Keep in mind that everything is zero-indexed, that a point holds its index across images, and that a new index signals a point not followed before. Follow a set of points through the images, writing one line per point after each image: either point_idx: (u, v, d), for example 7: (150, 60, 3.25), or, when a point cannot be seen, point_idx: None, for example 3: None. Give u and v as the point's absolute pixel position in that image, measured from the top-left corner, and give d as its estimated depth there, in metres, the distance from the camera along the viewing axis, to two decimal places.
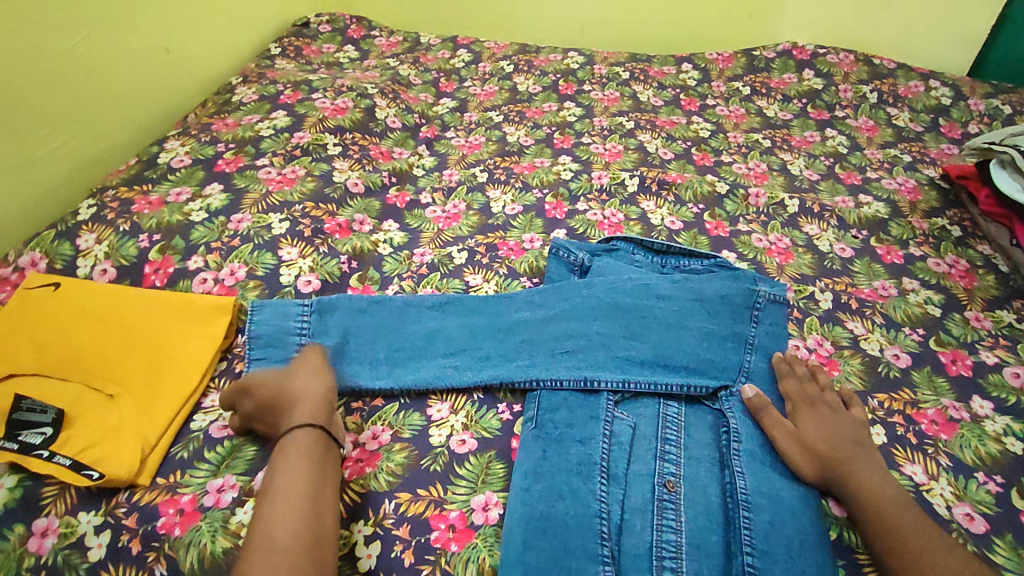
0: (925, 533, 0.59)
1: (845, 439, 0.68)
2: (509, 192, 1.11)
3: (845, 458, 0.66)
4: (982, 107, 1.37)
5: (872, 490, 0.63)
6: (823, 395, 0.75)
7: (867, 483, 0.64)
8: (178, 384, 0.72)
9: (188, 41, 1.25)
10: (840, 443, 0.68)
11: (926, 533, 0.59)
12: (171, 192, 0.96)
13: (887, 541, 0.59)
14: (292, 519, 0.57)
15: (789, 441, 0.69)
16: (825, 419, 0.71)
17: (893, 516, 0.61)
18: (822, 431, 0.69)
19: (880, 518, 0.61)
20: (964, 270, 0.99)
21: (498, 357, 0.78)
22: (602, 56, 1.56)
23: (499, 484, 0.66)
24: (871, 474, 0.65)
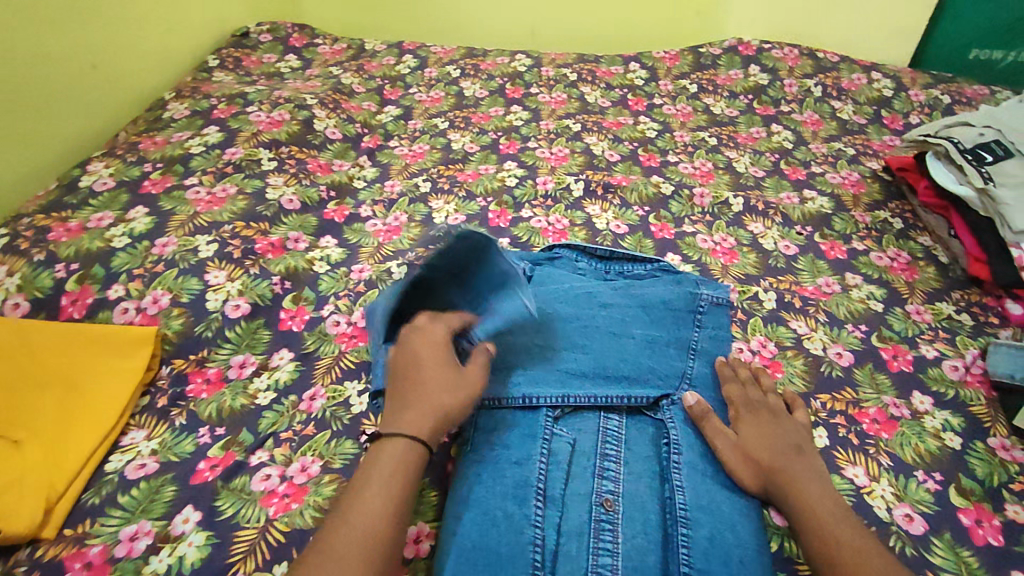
0: (860, 540, 0.58)
1: (785, 447, 0.67)
2: (453, 202, 1.09)
3: (782, 464, 0.65)
4: (922, 97, 1.39)
5: (808, 496, 0.62)
6: (763, 396, 0.73)
7: (803, 489, 0.63)
8: (92, 425, 0.69)
9: (118, 56, 1.20)
10: (778, 447, 0.67)
11: (863, 541, 0.58)
12: (92, 218, 0.91)
13: (821, 547, 0.58)
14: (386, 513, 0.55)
15: (725, 445, 0.68)
16: (766, 420, 0.70)
17: (828, 523, 0.60)
18: (763, 438, 0.68)
19: (815, 525, 0.60)
20: (906, 263, 0.99)
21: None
22: (549, 58, 1.55)
23: (431, 514, 0.66)
24: (807, 479, 0.64)
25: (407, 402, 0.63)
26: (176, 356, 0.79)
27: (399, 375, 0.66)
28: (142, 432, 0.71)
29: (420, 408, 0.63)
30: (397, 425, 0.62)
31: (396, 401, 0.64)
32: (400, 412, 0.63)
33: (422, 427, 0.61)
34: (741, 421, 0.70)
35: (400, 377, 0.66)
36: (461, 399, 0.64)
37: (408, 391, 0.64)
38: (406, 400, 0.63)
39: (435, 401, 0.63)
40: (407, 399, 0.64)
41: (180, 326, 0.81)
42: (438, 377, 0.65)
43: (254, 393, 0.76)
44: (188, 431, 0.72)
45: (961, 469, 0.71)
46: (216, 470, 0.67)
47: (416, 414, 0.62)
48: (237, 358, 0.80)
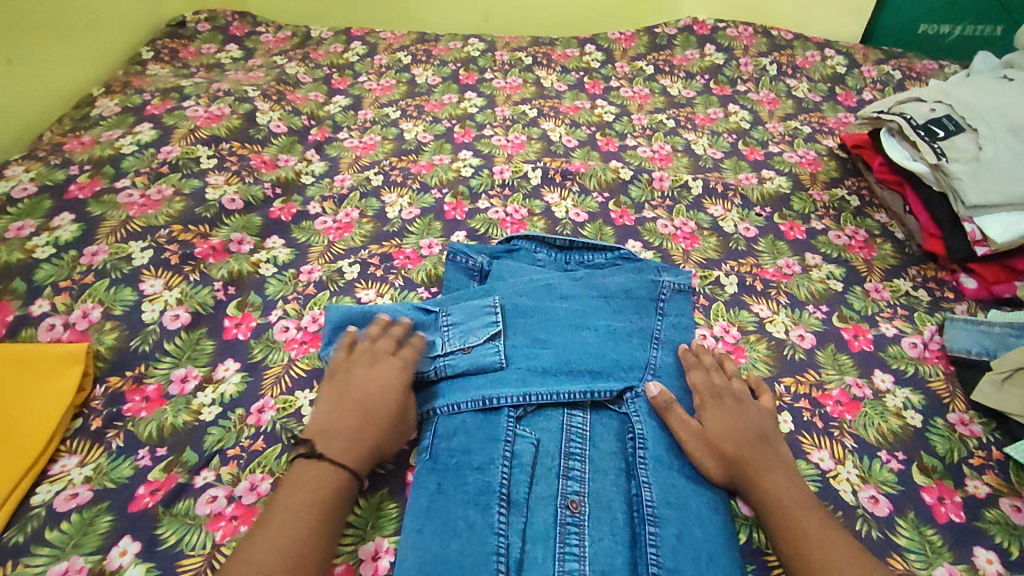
0: (824, 527, 0.57)
1: (752, 436, 0.66)
2: (406, 195, 1.05)
3: (748, 451, 0.64)
4: (874, 74, 1.39)
5: (774, 484, 0.62)
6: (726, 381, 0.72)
7: (767, 476, 0.62)
8: (16, 455, 0.63)
9: (37, 48, 1.11)
10: (743, 433, 0.66)
11: (826, 528, 0.58)
12: (11, 227, 0.84)
13: (787, 536, 0.58)
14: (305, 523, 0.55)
15: (690, 433, 0.66)
16: (729, 406, 0.69)
17: (792, 510, 0.59)
18: (730, 427, 0.67)
19: (782, 514, 0.59)
20: (863, 241, 1.00)
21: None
22: (503, 42, 1.50)
23: (390, 528, 0.62)
24: (772, 466, 0.63)
25: (350, 431, 0.63)
26: (111, 373, 0.74)
27: (351, 396, 0.66)
28: (74, 458, 0.66)
29: (362, 439, 0.63)
30: (332, 448, 0.61)
31: (336, 424, 0.63)
32: (338, 435, 0.62)
33: (354, 460, 0.61)
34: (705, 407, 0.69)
35: (351, 399, 0.66)
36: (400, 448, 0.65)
37: (353, 416, 0.64)
38: (350, 427, 0.63)
39: (378, 443, 0.63)
40: (351, 431, 0.63)
41: (113, 341, 0.75)
42: (391, 419, 0.65)
43: (197, 409, 0.71)
44: (125, 454, 0.67)
45: (923, 447, 0.71)
46: (157, 495, 0.63)
47: (354, 446, 0.62)
48: (178, 371, 0.75)
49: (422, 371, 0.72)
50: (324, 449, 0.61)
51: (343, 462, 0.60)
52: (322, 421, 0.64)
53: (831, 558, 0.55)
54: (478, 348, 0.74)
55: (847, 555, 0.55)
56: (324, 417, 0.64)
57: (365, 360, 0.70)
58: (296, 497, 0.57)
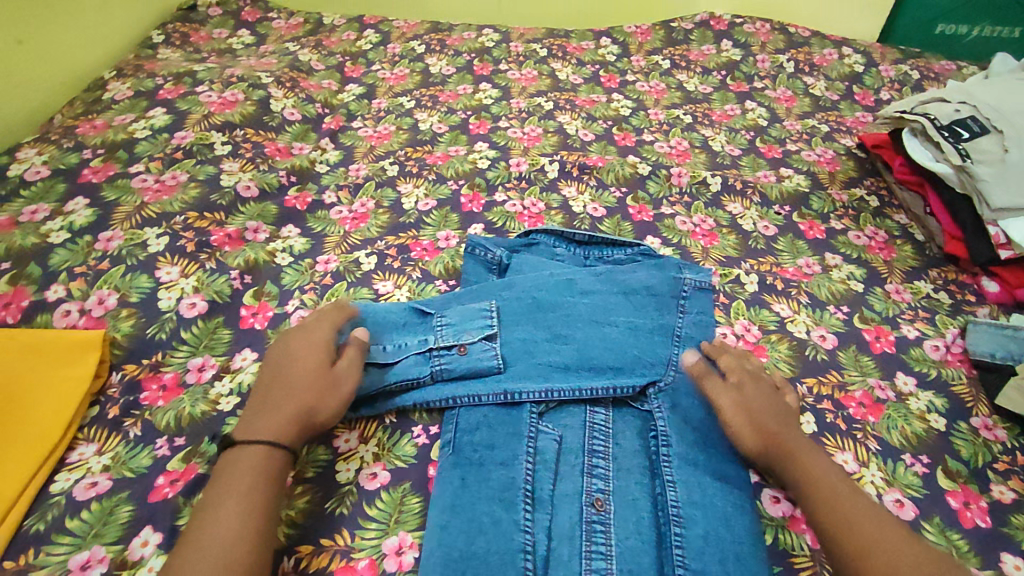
0: (871, 513, 0.57)
1: (782, 415, 0.66)
2: (422, 185, 1.03)
3: (791, 439, 0.64)
4: (892, 73, 1.38)
5: (819, 471, 0.61)
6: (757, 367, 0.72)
7: (811, 463, 0.61)
8: (33, 443, 0.62)
9: (47, 28, 1.09)
10: (784, 421, 0.65)
11: (874, 513, 0.57)
12: (25, 211, 0.83)
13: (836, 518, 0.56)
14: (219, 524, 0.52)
15: (737, 419, 0.65)
16: (766, 390, 0.69)
17: (839, 495, 0.58)
18: (764, 405, 0.66)
19: (830, 497, 0.58)
20: (883, 242, 0.99)
21: (391, 373, 0.71)
22: (518, 33, 1.49)
23: (413, 523, 0.61)
24: (814, 454, 0.63)
25: (273, 405, 0.62)
26: (127, 361, 0.73)
27: (271, 375, 0.65)
28: (92, 447, 0.66)
29: (286, 405, 0.61)
30: (254, 427, 0.60)
31: (264, 403, 0.62)
32: (265, 413, 0.61)
33: (276, 432, 0.59)
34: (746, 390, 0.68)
35: (272, 376, 0.64)
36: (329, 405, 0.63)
37: (276, 390, 0.63)
38: (272, 402, 0.62)
39: (301, 407, 0.61)
40: (276, 405, 0.61)
41: (130, 328, 0.74)
42: (314, 381, 0.63)
43: (215, 398, 0.70)
44: (143, 443, 0.66)
45: (947, 451, 0.71)
46: (176, 485, 0.62)
47: (275, 416, 0.60)
48: (195, 360, 0.74)
49: (417, 376, 0.71)
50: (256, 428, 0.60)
51: (259, 438, 0.59)
52: (248, 406, 0.63)
53: (886, 542, 0.54)
54: (473, 348, 0.73)
55: (901, 540, 0.54)
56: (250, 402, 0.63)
57: (283, 337, 0.69)
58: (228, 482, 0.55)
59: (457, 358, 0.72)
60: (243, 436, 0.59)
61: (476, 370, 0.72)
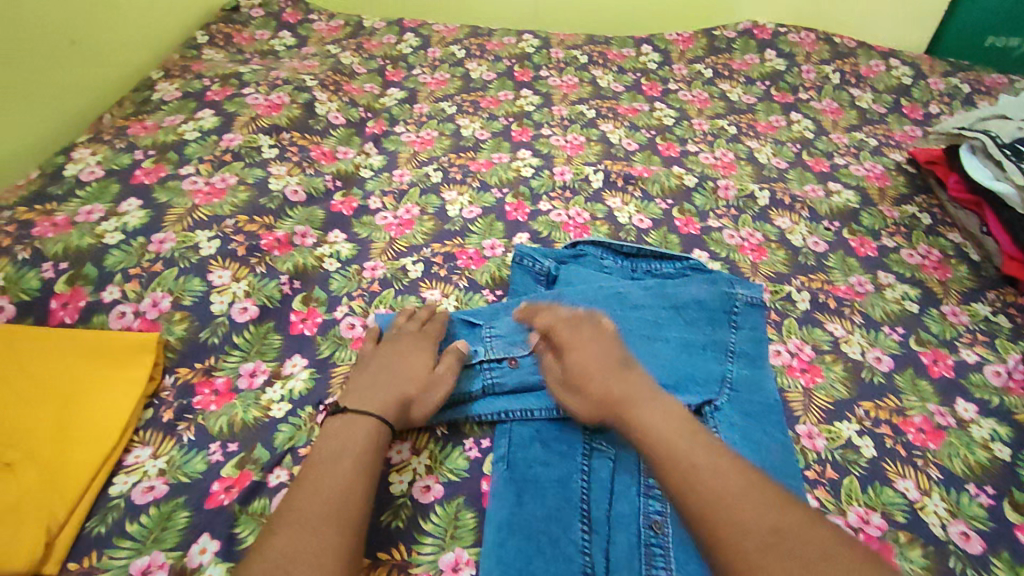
0: (698, 466, 0.53)
1: (611, 374, 0.63)
2: (466, 193, 1.03)
3: (614, 397, 0.61)
4: (941, 86, 1.35)
5: (645, 428, 0.57)
6: (570, 327, 0.69)
7: (640, 420, 0.58)
8: (93, 443, 0.63)
9: (99, 29, 1.09)
10: (607, 379, 0.62)
11: (704, 463, 0.53)
12: (80, 211, 0.83)
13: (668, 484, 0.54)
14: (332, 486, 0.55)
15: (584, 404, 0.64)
16: (592, 348, 0.66)
17: (662, 454, 0.55)
18: (587, 371, 0.64)
19: (657, 459, 0.55)
20: (937, 261, 0.97)
21: None
22: (558, 39, 1.48)
23: (469, 539, 0.61)
24: (639, 408, 0.59)
25: (378, 391, 0.66)
26: (180, 364, 0.73)
27: (378, 367, 0.69)
28: (147, 449, 0.66)
29: (391, 395, 0.65)
30: (361, 400, 0.64)
31: (367, 388, 0.66)
32: (370, 395, 0.65)
33: (381, 409, 0.63)
34: (571, 361, 0.66)
35: (379, 368, 0.69)
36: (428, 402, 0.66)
37: (382, 381, 0.67)
38: (379, 385, 0.66)
39: (404, 395, 0.66)
40: (382, 392, 0.65)
41: (183, 331, 0.75)
42: (418, 381, 0.67)
43: (267, 404, 0.70)
44: (197, 448, 0.66)
45: (1013, 482, 0.69)
46: (232, 492, 0.62)
47: (381, 395, 0.65)
48: (247, 365, 0.74)
49: (469, 390, 0.71)
50: (360, 406, 0.64)
51: (368, 413, 0.63)
52: (354, 384, 0.68)
53: (719, 496, 0.50)
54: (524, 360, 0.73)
55: (738, 490, 0.50)
56: (355, 381, 0.68)
57: (389, 338, 0.73)
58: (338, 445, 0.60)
59: (508, 372, 0.72)
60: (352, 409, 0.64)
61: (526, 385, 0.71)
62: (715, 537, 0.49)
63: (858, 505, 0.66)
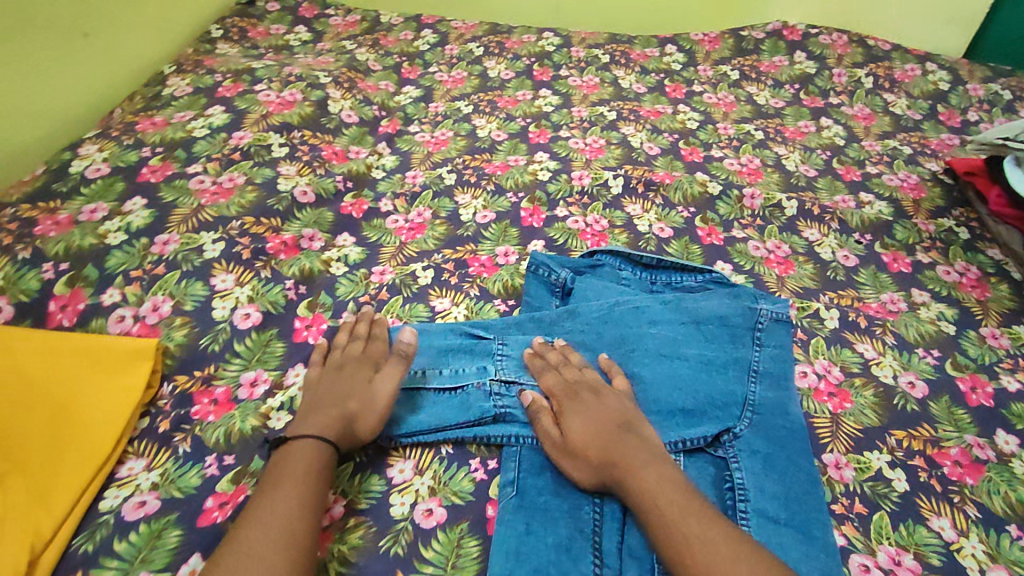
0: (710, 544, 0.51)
1: (609, 429, 0.61)
2: (481, 196, 0.99)
3: (618, 459, 0.58)
4: (981, 92, 1.29)
5: (654, 498, 0.55)
6: (568, 381, 0.67)
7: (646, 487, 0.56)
8: (83, 456, 0.60)
9: (110, 22, 1.07)
10: (610, 439, 0.60)
11: (716, 542, 0.51)
12: (84, 210, 0.81)
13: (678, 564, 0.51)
14: (276, 517, 0.52)
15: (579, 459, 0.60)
16: (591, 406, 0.64)
17: (672, 528, 0.52)
18: (586, 426, 0.62)
19: (666, 535, 0.52)
20: (976, 279, 0.91)
21: (450, 405, 0.68)
22: (579, 37, 1.43)
23: (472, 568, 0.57)
24: (645, 473, 0.57)
25: (320, 414, 0.62)
26: (179, 371, 0.71)
27: (320, 392, 0.65)
28: (141, 462, 0.64)
29: (334, 417, 0.62)
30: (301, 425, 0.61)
31: (308, 414, 0.62)
32: (311, 420, 0.61)
33: (323, 429, 0.60)
34: (570, 419, 0.63)
35: (321, 393, 0.65)
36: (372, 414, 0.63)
37: (324, 404, 0.63)
38: (321, 407, 0.63)
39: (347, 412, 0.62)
40: (323, 415, 0.62)
41: (183, 338, 0.72)
42: (362, 402, 0.64)
43: (266, 414, 0.68)
44: (192, 461, 0.64)
45: None
46: (226, 510, 0.59)
47: (322, 417, 0.61)
48: (248, 374, 0.71)
49: (476, 409, 0.67)
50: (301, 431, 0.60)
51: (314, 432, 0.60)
52: (295, 412, 0.64)
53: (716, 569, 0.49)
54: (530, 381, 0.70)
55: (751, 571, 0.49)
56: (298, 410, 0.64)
57: (331, 361, 0.70)
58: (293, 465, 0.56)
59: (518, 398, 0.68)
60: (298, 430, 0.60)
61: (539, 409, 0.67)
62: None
63: (889, 544, 0.62)
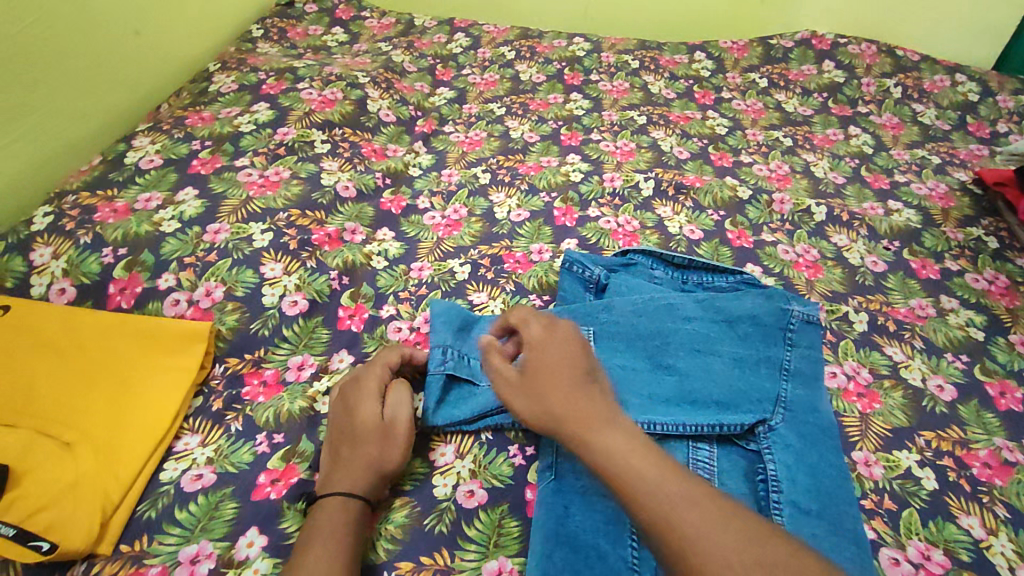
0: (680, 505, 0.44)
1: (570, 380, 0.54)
2: (515, 195, 1.02)
3: (576, 412, 0.51)
4: (1011, 104, 1.29)
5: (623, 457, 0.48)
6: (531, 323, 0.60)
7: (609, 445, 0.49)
8: (145, 429, 0.64)
9: (160, 20, 1.12)
10: (575, 385, 0.53)
11: (685, 503, 0.44)
12: (140, 199, 0.85)
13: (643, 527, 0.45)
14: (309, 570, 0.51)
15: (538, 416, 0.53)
16: (559, 344, 0.56)
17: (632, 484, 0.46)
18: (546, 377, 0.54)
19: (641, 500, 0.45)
20: (1005, 287, 0.92)
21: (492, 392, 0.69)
22: (609, 43, 1.46)
23: (514, 548, 0.60)
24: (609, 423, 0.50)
25: (340, 464, 0.61)
26: (230, 354, 0.74)
27: (333, 436, 0.64)
28: (196, 438, 0.67)
29: (353, 466, 0.60)
30: (332, 484, 0.59)
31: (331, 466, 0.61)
32: (335, 474, 0.60)
33: (350, 486, 0.59)
34: (531, 359, 0.56)
35: (334, 436, 0.63)
36: (396, 449, 0.61)
37: (340, 452, 0.62)
38: (347, 460, 0.61)
39: (370, 459, 0.60)
40: (342, 465, 0.60)
41: (234, 322, 0.75)
42: (374, 440, 0.61)
43: (313, 396, 0.70)
44: (244, 438, 0.66)
45: None
46: (278, 486, 0.62)
47: (345, 472, 0.60)
48: (295, 358, 0.74)
49: None
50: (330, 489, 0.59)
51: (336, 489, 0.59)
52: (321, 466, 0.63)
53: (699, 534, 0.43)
54: None
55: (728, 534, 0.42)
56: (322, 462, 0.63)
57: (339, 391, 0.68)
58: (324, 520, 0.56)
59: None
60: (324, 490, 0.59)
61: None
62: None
63: (919, 540, 0.63)
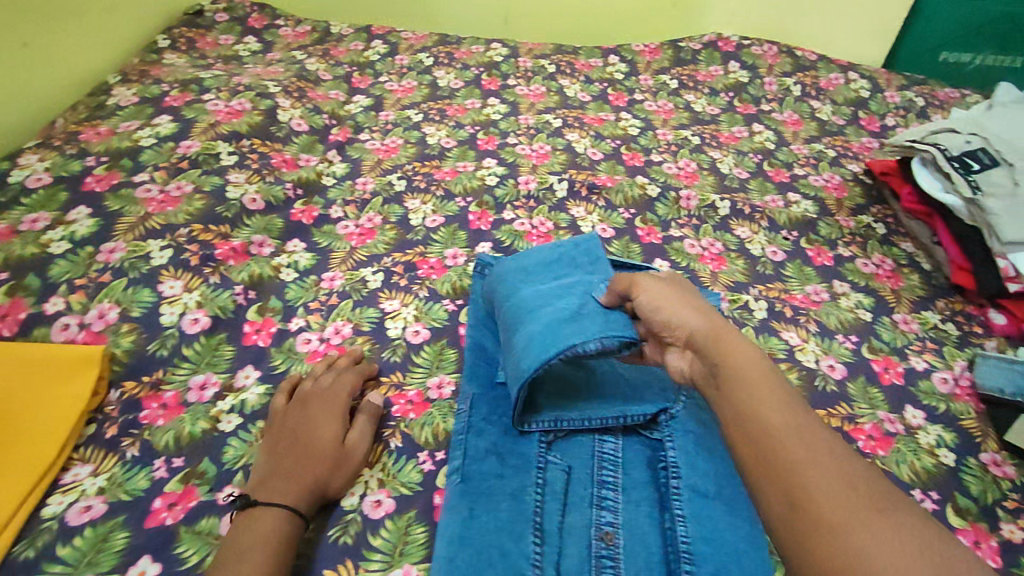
0: (806, 423, 0.47)
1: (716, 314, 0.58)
2: (430, 201, 1.03)
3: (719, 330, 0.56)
4: (897, 99, 1.39)
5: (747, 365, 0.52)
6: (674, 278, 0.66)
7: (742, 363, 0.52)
8: (28, 462, 0.61)
9: (52, 30, 1.06)
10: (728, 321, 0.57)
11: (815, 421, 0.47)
12: (25, 220, 0.81)
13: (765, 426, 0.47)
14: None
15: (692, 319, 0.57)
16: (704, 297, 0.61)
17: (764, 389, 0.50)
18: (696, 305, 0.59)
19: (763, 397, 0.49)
20: (890, 270, 0.99)
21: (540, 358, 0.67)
22: (526, 48, 1.48)
23: (419, 554, 0.60)
24: (751, 348, 0.54)
25: (287, 469, 0.61)
26: (126, 378, 0.71)
27: (285, 440, 0.64)
28: (87, 467, 0.64)
29: (300, 475, 0.60)
30: (268, 492, 0.59)
31: (277, 467, 0.61)
32: (276, 479, 0.60)
33: (295, 497, 0.59)
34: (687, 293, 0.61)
35: (286, 441, 0.64)
36: (340, 477, 0.63)
37: (291, 456, 0.62)
38: (287, 470, 0.61)
39: (315, 477, 0.61)
40: (288, 470, 0.61)
41: (130, 344, 0.73)
42: (327, 458, 0.63)
43: (216, 416, 0.69)
44: (140, 464, 0.64)
45: (956, 488, 0.71)
46: (175, 510, 0.61)
47: (293, 479, 0.60)
48: (197, 378, 0.72)
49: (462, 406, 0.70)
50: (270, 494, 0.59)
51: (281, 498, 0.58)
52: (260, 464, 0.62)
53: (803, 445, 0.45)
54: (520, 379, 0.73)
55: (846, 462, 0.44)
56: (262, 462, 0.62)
57: (301, 396, 0.69)
58: (260, 530, 0.56)
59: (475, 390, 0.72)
60: (263, 495, 0.59)
61: (603, 352, 0.64)
62: (798, 492, 0.43)
63: None
